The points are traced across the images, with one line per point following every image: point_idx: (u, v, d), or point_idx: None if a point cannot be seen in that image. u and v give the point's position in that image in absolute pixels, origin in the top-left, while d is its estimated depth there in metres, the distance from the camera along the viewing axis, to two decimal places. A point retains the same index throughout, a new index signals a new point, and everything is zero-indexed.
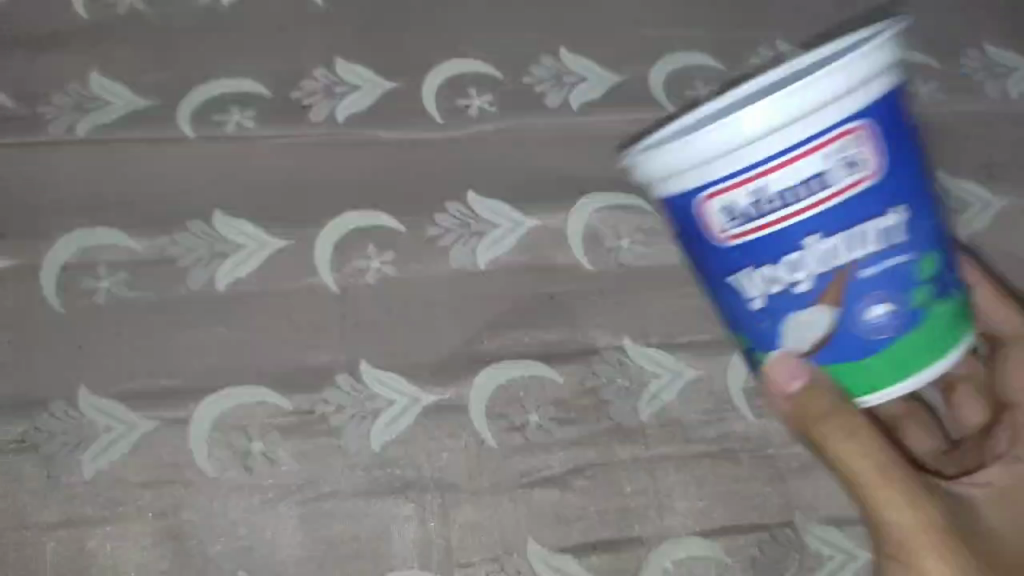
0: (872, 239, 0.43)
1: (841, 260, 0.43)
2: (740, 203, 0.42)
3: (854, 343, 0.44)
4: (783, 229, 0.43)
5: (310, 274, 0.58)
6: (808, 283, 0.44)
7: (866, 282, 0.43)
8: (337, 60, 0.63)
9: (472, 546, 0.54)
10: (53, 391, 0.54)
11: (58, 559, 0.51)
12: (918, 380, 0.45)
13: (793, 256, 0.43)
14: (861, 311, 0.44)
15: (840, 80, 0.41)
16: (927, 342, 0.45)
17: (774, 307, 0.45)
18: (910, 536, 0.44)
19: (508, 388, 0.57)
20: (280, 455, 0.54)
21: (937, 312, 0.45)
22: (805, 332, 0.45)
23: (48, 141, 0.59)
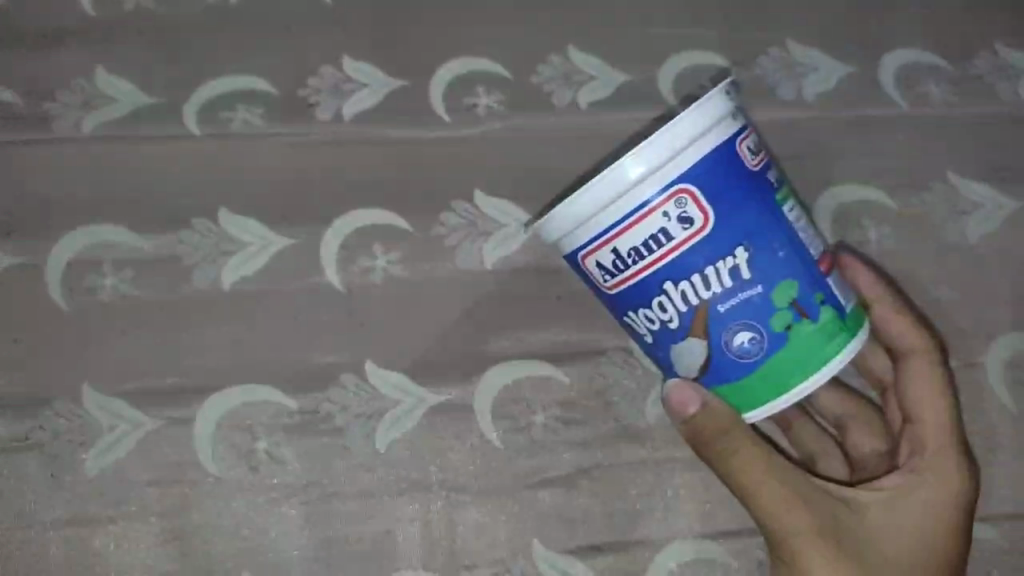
0: (722, 278, 0.44)
1: (695, 299, 0.44)
2: (606, 262, 0.44)
3: (737, 369, 0.45)
4: (659, 268, 0.44)
5: (316, 274, 0.58)
6: (677, 320, 0.45)
7: (724, 316, 0.44)
8: (343, 56, 0.62)
9: (479, 548, 0.54)
10: (59, 389, 0.54)
11: (65, 557, 0.52)
12: (794, 396, 0.45)
13: (660, 300, 0.44)
14: (725, 343, 0.45)
15: (659, 148, 0.42)
16: (800, 361, 0.45)
17: (662, 339, 0.46)
18: (799, 540, 0.46)
19: (513, 389, 0.56)
20: (285, 455, 0.54)
21: (802, 333, 0.44)
22: (693, 359, 0.46)
23: (53, 137, 0.59)
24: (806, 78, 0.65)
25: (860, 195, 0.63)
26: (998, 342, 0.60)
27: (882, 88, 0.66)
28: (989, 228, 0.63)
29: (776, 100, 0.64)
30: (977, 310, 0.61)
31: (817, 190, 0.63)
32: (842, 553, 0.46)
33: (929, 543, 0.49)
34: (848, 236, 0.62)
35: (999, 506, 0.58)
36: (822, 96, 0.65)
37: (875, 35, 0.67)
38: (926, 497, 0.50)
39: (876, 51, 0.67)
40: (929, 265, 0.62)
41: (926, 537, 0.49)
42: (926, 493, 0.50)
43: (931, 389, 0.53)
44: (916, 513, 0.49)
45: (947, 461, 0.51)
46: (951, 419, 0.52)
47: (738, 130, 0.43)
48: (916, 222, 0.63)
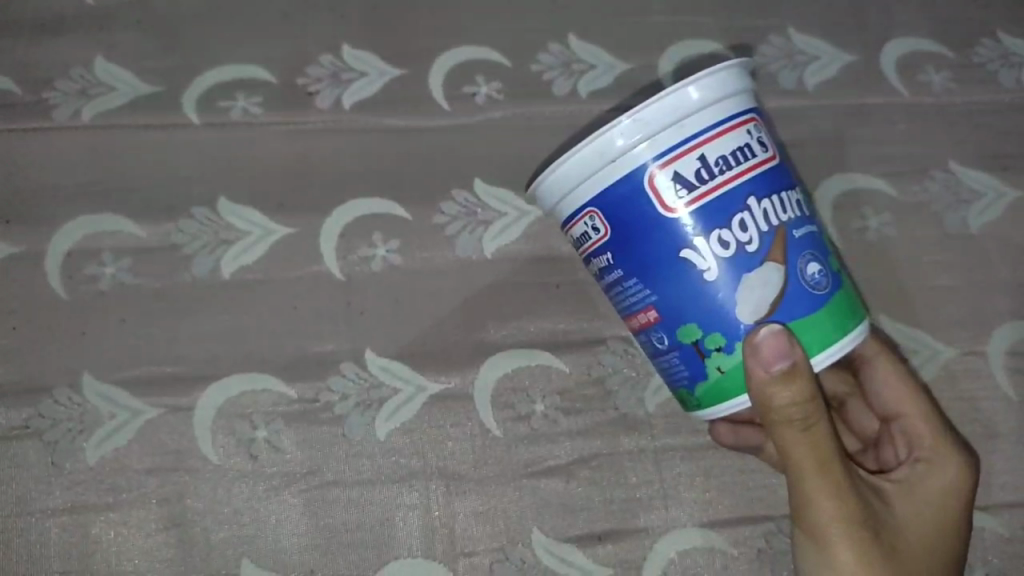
0: (792, 207, 0.43)
1: (774, 220, 0.42)
2: (689, 170, 0.41)
3: (814, 302, 0.42)
4: (739, 185, 0.41)
5: (315, 262, 0.58)
6: (756, 242, 0.41)
7: (800, 242, 0.42)
8: (342, 45, 0.63)
9: (478, 536, 0.53)
10: (58, 378, 0.54)
11: (62, 545, 0.51)
12: (853, 338, 0.44)
13: (742, 216, 0.41)
14: (800, 269, 0.42)
15: (741, 76, 0.43)
16: (851, 302, 0.44)
17: (735, 271, 0.41)
18: (832, 528, 0.45)
19: (513, 377, 0.56)
20: (284, 443, 0.54)
21: (847, 279, 0.45)
22: (769, 290, 0.41)
23: (51, 124, 0.59)
24: (803, 69, 0.66)
25: (859, 184, 0.63)
26: (1002, 329, 0.60)
27: (881, 77, 0.66)
28: (991, 215, 0.63)
29: (773, 91, 0.65)
30: (981, 298, 0.60)
31: (816, 179, 0.62)
32: (876, 543, 0.46)
33: (947, 532, 0.49)
34: (850, 224, 0.61)
35: (1005, 495, 0.56)
36: (819, 86, 0.65)
37: (870, 27, 0.68)
38: (936, 491, 0.50)
39: (872, 43, 0.67)
40: (931, 253, 0.61)
41: (945, 525, 0.49)
42: (941, 482, 0.50)
43: (899, 385, 0.53)
44: (933, 503, 0.49)
45: (948, 448, 0.51)
46: (932, 409, 0.52)
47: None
48: (916, 210, 0.62)
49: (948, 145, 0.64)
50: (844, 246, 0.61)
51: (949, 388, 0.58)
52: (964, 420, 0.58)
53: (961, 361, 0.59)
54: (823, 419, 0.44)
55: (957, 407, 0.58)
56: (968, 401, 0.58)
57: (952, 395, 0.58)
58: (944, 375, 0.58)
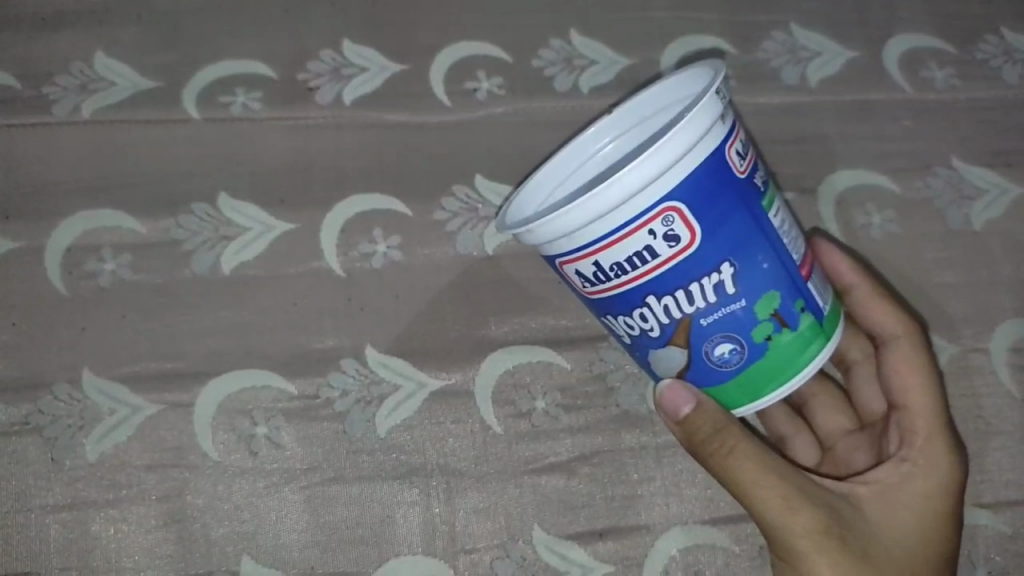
0: (706, 294, 0.41)
1: (678, 313, 0.42)
2: (586, 272, 0.41)
3: (719, 375, 0.45)
4: (641, 285, 0.41)
5: (315, 258, 0.57)
6: (658, 329, 0.43)
7: (707, 329, 0.42)
8: (344, 41, 0.63)
9: (478, 533, 0.53)
10: (58, 373, 0.54)
11: (62, 542, 0.51)
12: (771, 398, 0.45)
13: (641, 311, 0.42)
14: (705, 352, 0.44)
15: (651, 167, 0.37)
16: (776, 368, 0.44)
17: (645, 344, 0.45)
18: (795, 542, 0.45)
19: (514, 374, 0.56)
20: (285, 440, 0.53)
21: (782, 342, 0.44)
22: (672, 364, 0.45)
23: (51, 120, 0.59)
24: (805, 65, 0.66)
25: (861, 181, 0.62)
26: (1004, 327, 0.59)
27: (884, 73, 0.66)
28: (994, 212, 0.63)
29: (776, 88, 0.65)
30: (983, 295, 0.60)
31: (818, 176, 0.62)
32: (846, 550, 0.46)
33: (925, 534, 0.49)
34: (852, 221, 0.61)
35: (1007, 493, 0.56)
36: (822, 82, 0.65)
37: (872, 24, 0.68)
38: (920, 491, 0.49)
39: (875, 39, 0.67)
40: (933, 249, 0.61)
41: (924, 529, 0.49)
42: (922, 485, 0.49)
43: (915, 375, 0.52)
44: (911, 505, 0.49)
45: (938, 450, 0.50)
46: (939, 407, 0.51)
47: (728, 132, 0.40)
48: (920, 206, 0.62)
49: (951, 141, 0.64)
50: (845, 243, 0.61)
51: (951, 385, 0.58)
52: (965, 418, 0.57)
53: (963, 358, 0.59)
54: (748, 439, 0.46)
55: (959, 405, 0.58)
56: (971, 398, 0.58)
57: (953, 393, 0.58)
58: (946, 372, 0.58)
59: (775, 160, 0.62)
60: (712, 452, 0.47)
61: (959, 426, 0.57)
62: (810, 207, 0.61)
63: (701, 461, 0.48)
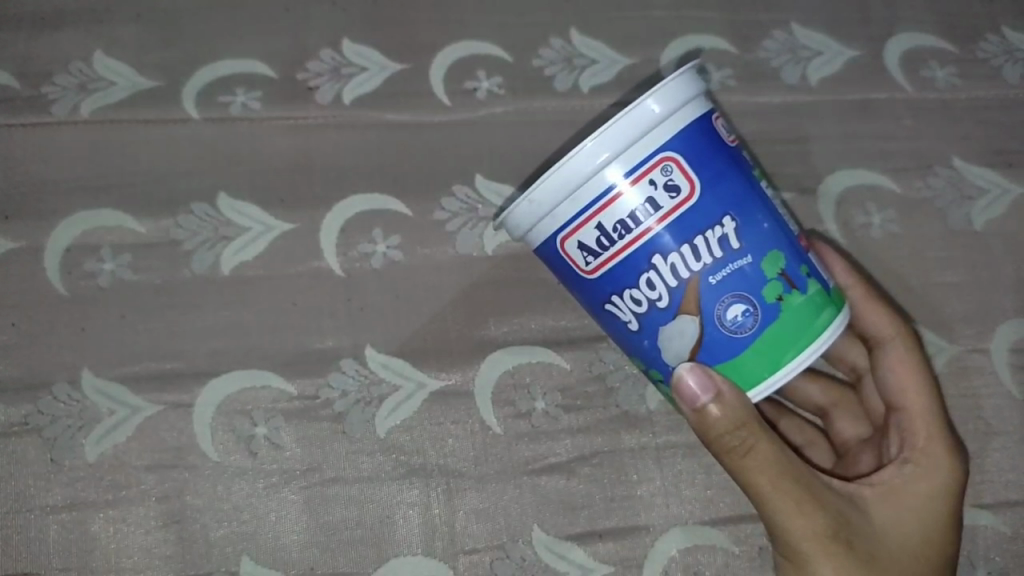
0: (711, 250, 0.41)
1: (686, 272, 0.41)
2: (590, 240, 0.41)
3: (733, 346, 0.42)
4: (645, 246, 0.41)
5: (315, 258, 0.57)
6: (666, 297, 0.42)
7: (716, 289, 0.41)
8: (344, 40, 0.63)
9: (478, 534, 0.53)
10: (57, 374, 0.53)
11: (62, 542, 0.50)
12: (790, 368, 0.43)
13: (648, 276, 0.41)
14: (717, 317, 0.42)
15: (646, 113, 0.39)
16: (793, 332, 0.42)
17: (653, 323, 0.43)
18: (801, 545, 0.46)
19: (514, 374, 0.56)
20: (284, 440, 0.53)
21: (795, 302, 0.42)
22: (682, 342, 0.43)
23: (50, 119, 0.59)
24: (805, 64, 0.65)
25: (860, 182, 0.62)
26: (1004, 328, 0.59)
27: (885, 72, 0.66)
28: (994, 212, 0.62)
29: (776, 87, 0.64)
30: (984, 295, 0.60)
31: (818, 175, 0.62)
32: (853, 554, 0.46)
33: (927, 534, 0.49)
34: (852, 222, 0.61)
35: (1007, 494, 0.56)
36: (823, 81, 0.65)
37: (873, 22, 0.67)
38: (923, 493, 0.49)
39: (876, 38, 0.67)
40: (934, 249, 0.61)
41: (927, 531, 0.49)
42: (924, 485, 0.49)
43: (912, 376, 0.52)
44: (915, 507, 0.49)
45: (939, 450, 0.50)
46: (938, 408, 0.51)
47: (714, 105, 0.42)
48: (920, 206, 0.62)
49: (952, 141, 0.64)
50: (845, 243, 0.61)
51: (951, 385, 0.58)
52: (966, 418, 0.57)
53: (963, 358, 0.58)
54: (765, 439, 0.45)
55: (959, 405, 0.57)
56: (972, 399, 0.58)
57: (954, 393, 0.58)
58: (945, 373, 0.58)
59: (775, 160, 0.62)
60: (726, 448, 0.45)
61: (959, 426, 0.57)
62: (810, 206, 0.61)
63: (711, 448, 0.47)
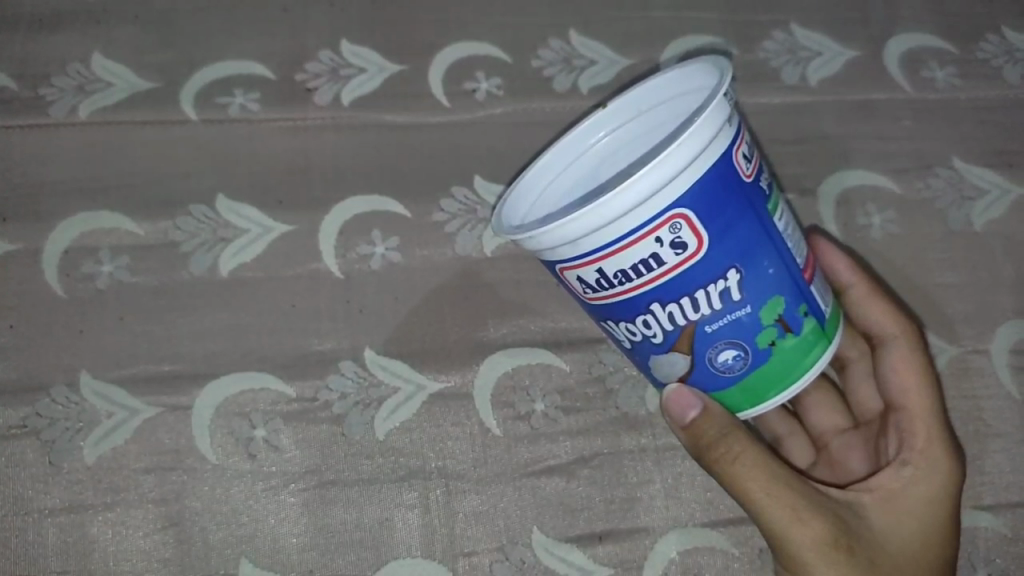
0: (711, 301, 0.40)
1: (683, 319, 0.41)
2: (588, 279, 0.40)
3: (720, 380, 0.44)
4: (644, 294, 0.40)
5: (314, 260, 0.57)
6: (661, 336, 0.42)
7: (711, 335, 0.42)
8: (342, 41, 0.63)
9: (477, 536, 0.53)
10: (55, 376, 0.53)
11: (60, 545, 0.50)
12: (772, 403, 0.45)
13: (645, 317, 0.41)
14: (708, 359, 0.43)
15: (660, 173, 0.36)
16: (780, 372, 0.44)
17: (646, 349, 0.43)
18: (801, 552, 0.45)
19: (513, 376, 0.56)
20: (283, 442, 0.53)
21: (788, 346, 0.43)
22: (673, 368, 0.44)
23: (48, 120, 0.59)
24: (805, 64, 0.65)
25: (860, 182, 0.62)
26: (1005, 329, 0.59)
27: (884, 72, 0.66)
28: (995, 212, 0.62)
29: (776, 88, 0.64)
30: (984, 295, 0.60)
31: (818, 176, 0.62)
32: (855, 560, 0.45)
33: (927, 536, 0.49)
34: (852, 222, 0.61)
35: (1008, 495, 0.56)
36: (823, 82, 0.65)
37: (873, 23, 0.67)
38: (924, 496, 0.49)
39: (876, 38, 0.67)
40: (934, 250, 0.61)
41: (928, 535, 0.49)
42: (924, 488, 0.49)
43: (913, 375, 0.52)
44: (915, 512, 0.49)
45: (938, 452, 0.50)
46: (937, 409, 0.51)
47: (736, 134, 0.38)
48: (920, 206, 0.62)
49: (952, 141, 0.64)
50: (844, 243, 0.61)
51: (952, 386, 0.58)
52: (966, 420, 0.57)
53: (964, 359, 0.58)
54: (755, 446, 0.46)
55: (960, 406, 0.57)
56: (973, 400, 0.57)
57: (954, 395, 0.57)
58: (945, 374, 0.58)
59: (774, 161, 0.62)
60: (718, 458, 0.47)
61: (959, 428, 0.57)
62: (809, 207, 0.61)
63: (704, 462, 0.48)
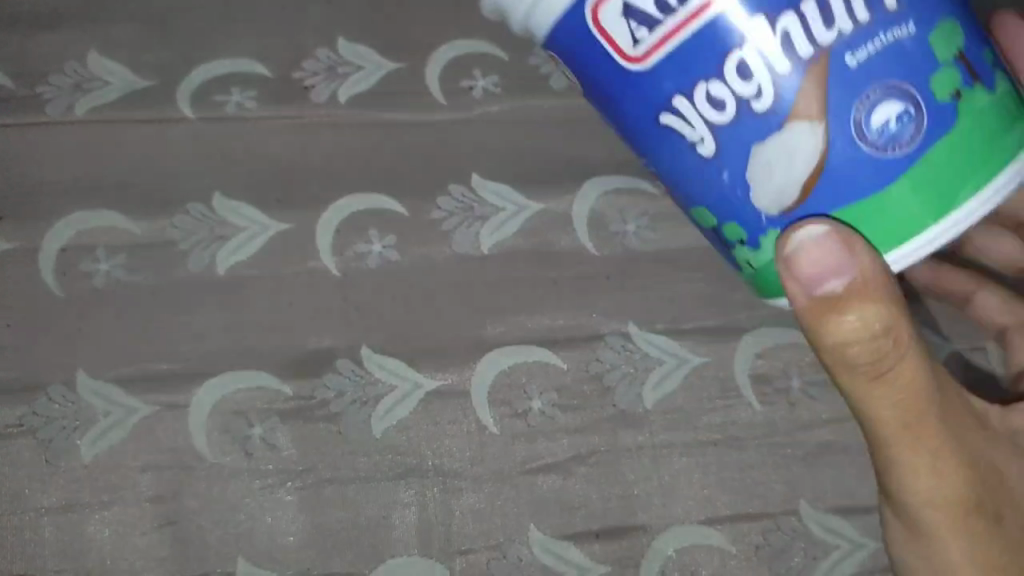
0: (847, 15, 0.32)
1: (800, 48, 0.32)
2: (644, 2, 0.33)
3: (868, 172, 0.34)
4: (729, 12, 0.32)
5: (310, 258, 0.57)
6: (766, 92, 0.33)
7: (855, 77, 0.33)
8: (339, 39, 0.63)
9: (474, 534, 0.53)
10: (52, 375, 0.53)
11: (57, 543, 0.50)
12: (957, 221, 0.34)
13: (737, 57, 0.33)
14: (851, 124, 0.33)
15: None
16: (976, 149, 0.34)
17: (746, 132, 0.34)
18: (928, 501, 0.44)
19: (510, 374, 0.56)
20: (281, 441, 0.53)
21: (975, 104, 0.34)
22: (787, 163, 0.34)
23: (45, 119, 0.59)
24: None
25: None
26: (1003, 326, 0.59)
27: None
28: None
29: None
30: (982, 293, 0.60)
31: None
32: (990, 522, 0.45)
33: None
34: None
35: None
36: None
37: None
38: None
39: None
40: None
41: None
42: None
43: None
44: None
45: None
46: None
47: None
48: None
49: None
50: None
51: None
52: None
53: None
54: (913, 362, 0.40)
55: None
56: None
57: None
58: None
59: None
60: (867, 367, 0.39)
61: None
62: None
63: (829, 362, 0.40)
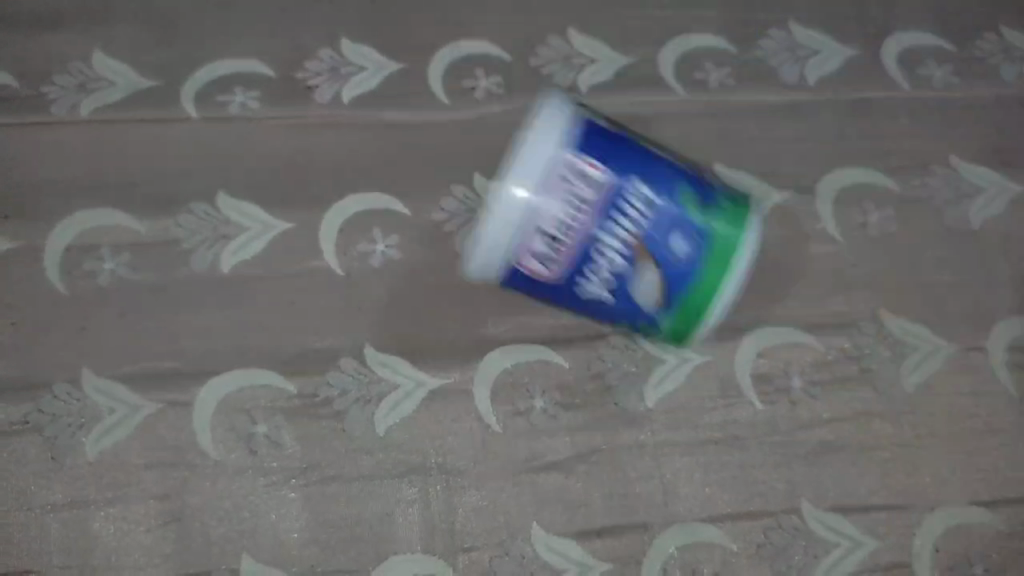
0: (647, 200, 0.48)
1: (632, 224, 0.48)
2: (541, 230, 0.47)
3: (694, 265, 0.48)
4: (592, 219, 0.47)
5: (314, 258, 0.58)
6: (628, 251, 0.48)
7: (666, 221, 0.48)
8: (342, 40, 0.63)
9: (477, 531, 0.53)
10: (57, 374, 0.54)
11: (62, 540, 0.51)
12: (740, 271, 0.49)
13: (606, 245, 0.48)
14: (674, 249, 0.48)
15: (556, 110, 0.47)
16: (729, 233, 0.48)
17: (632, 274, 0.48)
18: None
19: (512, 373, 0.56)
20: (285, 439, 0.54)
21: (740, 208, 0.49)
22: (653, 282, 0.49)
23: (49, 118, 0.59)
24: (803, 63, 0.66)
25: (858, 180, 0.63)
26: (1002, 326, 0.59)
27: (882, 71, 0.66)
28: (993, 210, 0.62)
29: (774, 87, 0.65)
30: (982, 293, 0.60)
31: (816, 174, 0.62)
32: None
33: None
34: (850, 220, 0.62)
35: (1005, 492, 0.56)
36: (821, 81, 0.65)
37: (873, 22, 0.67)
38: None
39: (874, 36, 0.67)
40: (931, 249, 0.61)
41: None
42: None
43: None
44: None
45: None
46: None
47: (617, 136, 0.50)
48: (918, 205, 0.62)
49: (949, 140, 0.64)
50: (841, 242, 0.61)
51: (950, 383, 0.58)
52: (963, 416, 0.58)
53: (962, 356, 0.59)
54: None
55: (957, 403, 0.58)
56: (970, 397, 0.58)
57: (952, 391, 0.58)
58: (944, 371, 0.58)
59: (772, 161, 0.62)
60: None
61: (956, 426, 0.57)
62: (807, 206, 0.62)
63: None
